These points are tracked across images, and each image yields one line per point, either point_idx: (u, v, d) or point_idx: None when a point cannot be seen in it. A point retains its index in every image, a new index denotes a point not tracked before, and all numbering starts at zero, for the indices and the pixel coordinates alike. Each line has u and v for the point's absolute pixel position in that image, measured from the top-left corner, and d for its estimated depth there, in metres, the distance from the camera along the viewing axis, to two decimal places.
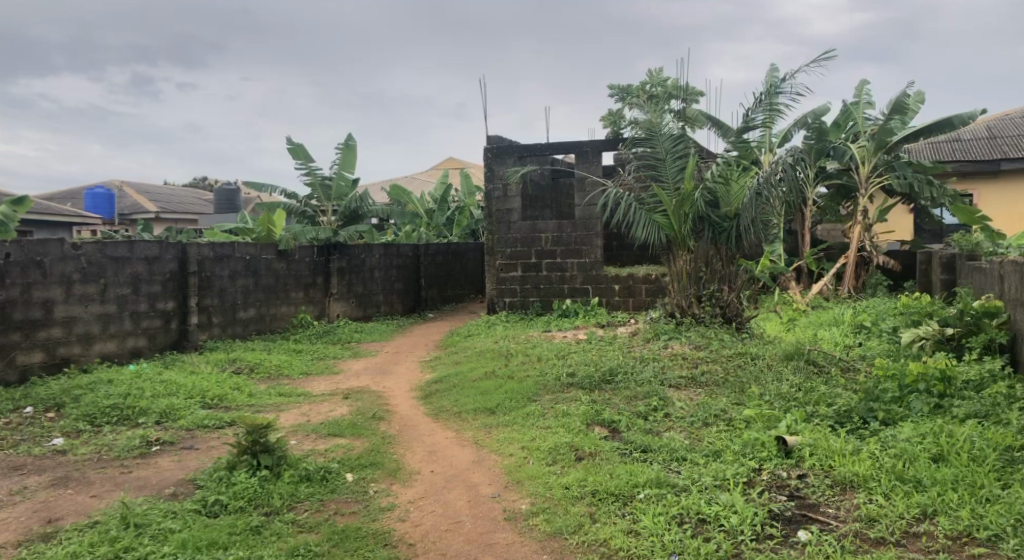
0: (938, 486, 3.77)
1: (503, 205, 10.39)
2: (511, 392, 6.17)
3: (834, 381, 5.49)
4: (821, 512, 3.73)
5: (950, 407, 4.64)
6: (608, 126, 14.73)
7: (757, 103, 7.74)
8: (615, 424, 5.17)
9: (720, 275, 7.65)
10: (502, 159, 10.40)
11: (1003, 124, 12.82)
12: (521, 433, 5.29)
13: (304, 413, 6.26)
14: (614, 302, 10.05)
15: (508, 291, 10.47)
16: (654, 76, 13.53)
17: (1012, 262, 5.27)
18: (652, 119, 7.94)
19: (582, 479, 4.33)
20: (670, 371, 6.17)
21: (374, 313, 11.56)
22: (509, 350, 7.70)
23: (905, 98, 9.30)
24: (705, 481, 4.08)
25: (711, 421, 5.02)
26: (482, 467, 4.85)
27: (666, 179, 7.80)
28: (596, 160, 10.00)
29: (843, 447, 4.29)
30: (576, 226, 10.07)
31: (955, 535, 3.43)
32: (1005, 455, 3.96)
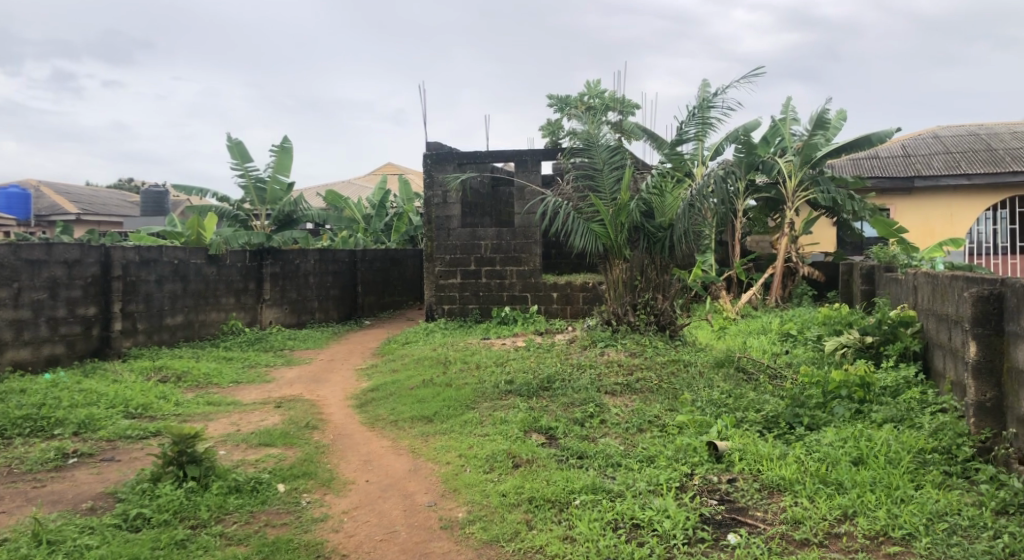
0: (858, 488, 3.94)
1: (443, 211, 10.40)
2: (448, 400, 6.16)
3: (762, 388, 5.67)
4: (749, 516, 3.85)
5: (869, 412, 4.85)
6: (547, 136, 14.88)
7: (689, 117, 7.96)
8: (551, 431, 5.22)
9: (654, 283, 7.81)
10: (442, 166, 10.44)
11: (917, 143, 13.55)
12: (458, 441, 5.28)
13: (234, 422, 6.10)
14: (552, 310, 10.15)
15: (446, 298, 10.42)
16: (593, 88, 13.74)
17: (924, 274, 5.56)
18: (590, 130, 8.06)
19: (518, 486, 4.35)
20: (606, 378, 6.27)
21: (308, 319, 11.35)
22: (447, 357, 7.68)
23: (828, 115, 9.67)
24: (639, 486, 4.16)
25: (646, 427, 5.12)
26: (418, 476, 4.82)
27: (603, 190, 7.89)
28: (536, 168, 10.08)
29: (770, 452, 4.44)
30: (515, 234, 10.13)
31: (873, 534, 3.58)
32: (919, 457, 4.16)
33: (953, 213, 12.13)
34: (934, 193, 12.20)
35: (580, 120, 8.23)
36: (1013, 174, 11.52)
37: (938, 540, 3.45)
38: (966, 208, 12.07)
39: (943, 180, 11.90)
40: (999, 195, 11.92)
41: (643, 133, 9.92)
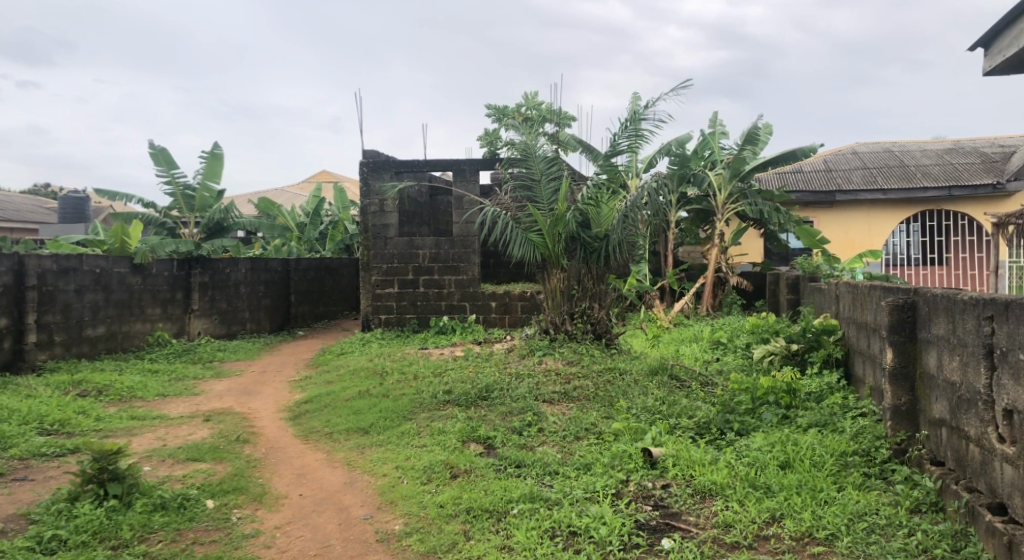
0: (785, 491, 4.08)
1: (379, 220, 10.30)
2: (385, 411, 6.09)
3: (694, 395, 5.81)
4: (682, 520, 3.93)
5: (795, 417, 5.04)
6: (484, 146, 14.93)
7: (622, 129, 8.13)
8: (489, 440, 5.23)
9: (590, 293, 7.88)
10: (379, 174, 10.37)
11: (837, 158, 14.16)
12: (394, 453, 5.22)
13: (159, 437, 5.88)
14: (490, 319, 10.16)
15: (383, 308, 10.31)
16: (530, 99, 13.87)
17: (845, 283, 5.81)
18: (527, 141, 8.14)
19: (456, 497, 4.34)
20: (543, 386, 6.32)
21: (238, 330, 11.03)
22: (384, 368, 7.59)
23: (756, 130, 10.05)
24: (576, 494, 4.20)
25: (583, 435, 5.18)
26: (354, 489, 4.74)
27: (541, 200, 7.98)
28: (473, 178, 10.11)
29: (702, 457, 4.56)
30: (454, 243, 10.12)
31: (799, 535, 3.71)
32: (841, 460, 4.34)
33: (871, 225, 12.71)
34: (853, 206, 12.76)
35: (518, 131, 8.29)
36: (925, 190, 12.17)
37: (857, 539, 3.60)
38: (883, 222, 12.67)
39: (862, 194, 12.47)
40: (912, 209, 12.57)
41: (579, 145, 10.06)
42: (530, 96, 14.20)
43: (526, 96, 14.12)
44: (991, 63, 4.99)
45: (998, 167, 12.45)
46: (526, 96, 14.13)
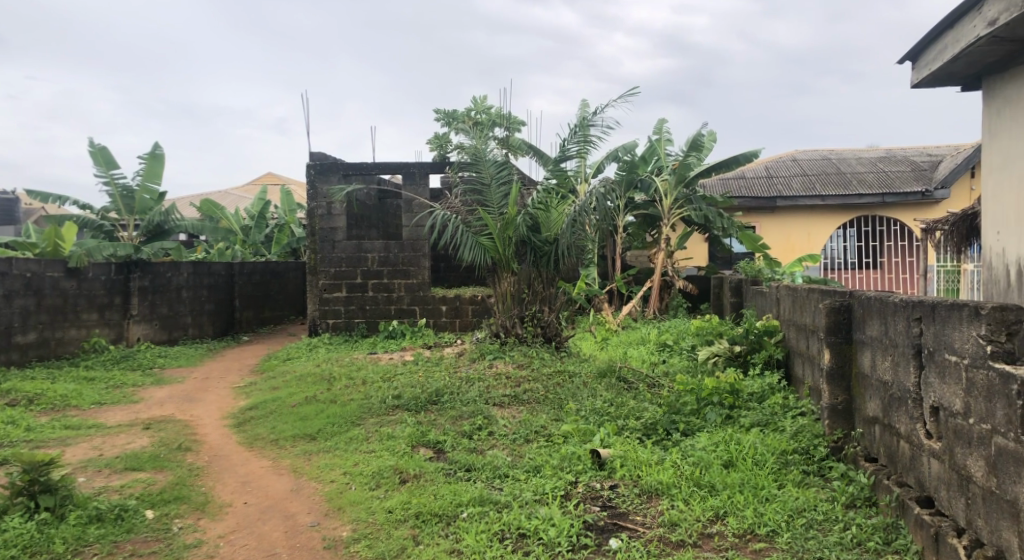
0: (728, 490, 4.18)
1: (327, 223, 10.20)
2: (333, 416, 6.02)
3: (641, 396, 5.91)
4: (630, 520, 4.00)
5: (738, 417, 5.16)
6: (433, 149, 14.91)
7: (571, 134, 8.22)
8: (439, 445, 5.22)
9: (541, 296, 7.95)
10: (326, 176, 10.26)
11: (778, 165, 14.59)
12: (343, 459, 5.17)
13: (95, 447, 5.68)
14: (440, 323, 10.12)
15: (331, 312, 10.21)
16: (479, 103, 13.90)
17: (786, 287, 6.00)
18: (477, 145, 8.15)
19: (405, 502, 4.32)
20: (494, 390, 6.33)
21: (180, 336, 10.73)
22: (331, 373, 7.50)
23: (700, 137, 10.28)
24: (526, 496, 4.23)
25: (533, 438, 5.22)
26: (300, 496, 4.67)
27: (491, 204, 8.01)
28: (423, 181, 10.08)
29: (649, 458, 4.64)
30: (403, 247, 10.07)
31: (741, 533, 3.81)
32: (781, 458, 4.47)
33: (810, 230, 13.12)
34: (793, 212, 13.15)
35: (468, 135, 8.29)
36: (860, 196, 12.63)
37: (797, 534, 3.71)
38: (821, 227, 13.09)
39: (801, 200, 12.86)
40: (848, 215, 13.03)
41: (528, 149, 10.13)
42: (479, 99, 14.24)
43: (475, 99, 14.18)
44: (919, 75, 5.24)
45: (927, 175, 13.01)
46: (475, 98, 14.19)
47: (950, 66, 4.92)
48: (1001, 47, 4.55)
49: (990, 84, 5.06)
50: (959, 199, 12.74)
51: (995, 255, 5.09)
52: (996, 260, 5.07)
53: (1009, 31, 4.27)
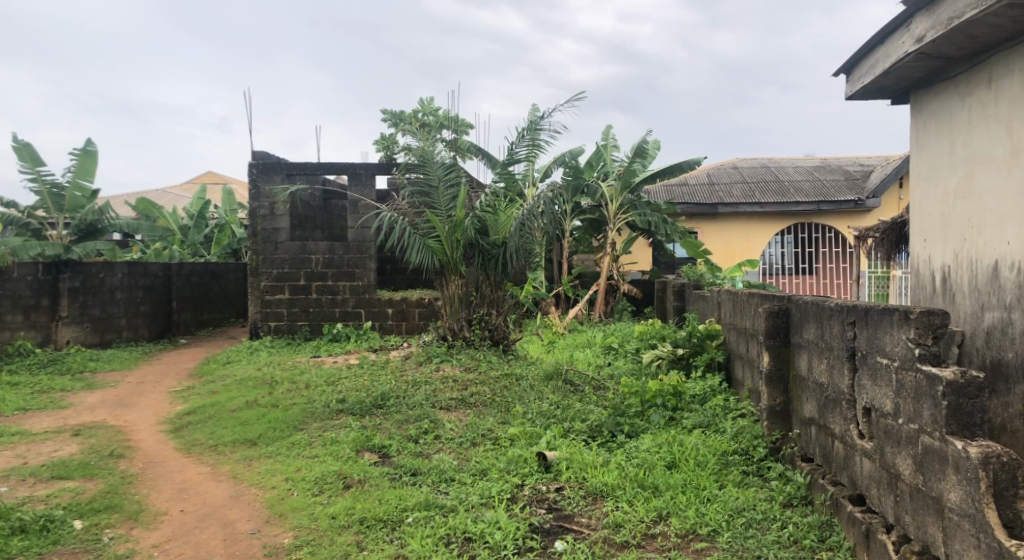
0: (671, 490, 4.26)
1: (270, 224, 9.99)
2: (274, 421, 5.90)
3: (587, 398, 5.97)
4: (575, 522, 4.03)
5: (681, 419, 5.26)
6: (380, 150, 14.76)
7: (519, 138, 8.25)
8: (385, 449, 5.17)
9: (488, 299, 7.97)
10: (269, 176, 10.07)
11: (720, 172, 14.92)
12: (284, 464, 5.06)
13: (19, 455, 5.44)
14: (386, 326, 10.00)
15: (273, 315, 10.01)
16: (426, 105, 13.83)
17: (727, 291, 6.13)
18: (424, 146, 8.04)
19: (349, 507, 4.26)
20: (440, 393, 6.31)
21: (113, 338, 10.35)
22: (273, 377, 7.34)
23: (645, 144, 10.43)
24: (471, 500, 4.21)
25: (479, 441, 5.21)
26: (240, 503, 4.56)
27: (438, 206, 7.95)
28: (370, 182, 9.98)
29: (594, 460, 4.68)
30: (349, 249, 9.91)
31: (684, 533, 3.88)
32: (722, 459, 4.58)
33: (750, 237, 13.46)
34: (734, 218, 13.47)
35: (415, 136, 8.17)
36: (797, 204, 13.03)
37: (737, 534, 3.79)
38: (760, 234, 13.46)
39: (741, 207, 13.17)
40: (786, 222, 13.43)
41: (476, 152, 10.11)
42: (426, 101, 14.16)
43: (423, 101, 14.09)
44: (852, 87, 5.44)
45: (859, 184, 13.51)
46: (423, 100, 14.10)
47: (881, 80, 5.13)
48: (927, 63, 4.75)
49: (917, 98, 5.29)
50: (889, 208, 13.28)
51: (921, 261, 5.32)
52: (923, 266, 5.29)
53: (935, 48, 4.47)
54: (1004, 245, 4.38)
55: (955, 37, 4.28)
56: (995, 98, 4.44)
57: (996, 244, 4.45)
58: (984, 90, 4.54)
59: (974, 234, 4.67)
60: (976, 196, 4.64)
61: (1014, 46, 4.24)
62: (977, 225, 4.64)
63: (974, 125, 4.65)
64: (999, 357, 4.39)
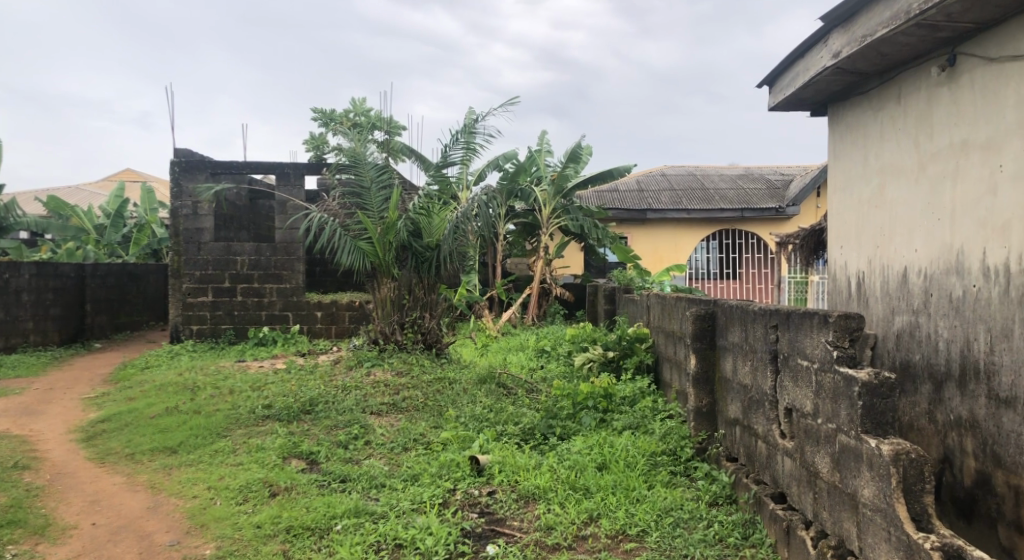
0: (601, 492, 4.31)
1: (192, 224, 9.66)
2: (197, 428, 5.69)
3: (520, 401, 5.98)
4: (507, 526, 4.03)
5: (611, 420, 5.34)
6: (309, 150, 14.47)
7: (453, 141, 8.22)
8: (313, 456, 5.05)
9: (421, 302, 7.89)
10: (192, 175, 9.72)
11: (648, 179, 15.22)
12: (207, 472, 4.88)
13: None
14: (315, 330, 9.79)
15: (195, 318, 9.67)
16: (358, 105, 13.62)
17: (655, 295, 6.26)
18: (356, 147, 7.94)
19: (275, 516, 4.14)
20: (371, 398, 6.22)
21: (19, 343, 9.79)
22: (196, 383, 7.08)
23: (578, 149, 10.54)
24: (403, 506, 4.16)
25: (411, 446, 5.16)
26: (157, 514, 4.37)
27: (370, 208, 7.85)
28: (298, 182, 9.74)
29: (527, 463, 4.70)
30: (276, 250, 9.67)
31: (614, 533, 3.93)
32: (651, 460, 4.66)
33: (677, 242, 13.79)
34: (662, 224, 13.76)
35: (347, 137, 8.06)
36: (722, 211, 13.42)
37: (665, 533, 3.86)
38: (687, 239, 13.81)
39: (669, 213, 13.47)
40: (711, 228, 13.82)
41: (410, 153, 10.01)
42: (359, 101, 13.96)
43: (355, 100, 13.89)
44: (775, 98, 5.64)
45: (780, 193, 14.03)
46: (355, 100, 13.90)
47: (801, 92, 5.33)
48: (843, 78, 4.98)
49: (834, 110, 5.52)
50: (807, 216, 13.84)
51: (838, 267, 5.56)
52: (839, 272, 5.53)
53: (850, 63, 4.68)
54: (912, 252, 4.61)
55: (868, 54, 4.50)
56: (905, 113, 4.67)
57: (905, 251, 4.69)
58: (894, 105, 4.77)
59: (885, 241, 4.91)
60: (888, 205, 4.88)
61: (922, 64, 4.47)
62: (888, 233, 4.88)
63: (885, 138, 4.88)
64: (907, 359, 4.63)
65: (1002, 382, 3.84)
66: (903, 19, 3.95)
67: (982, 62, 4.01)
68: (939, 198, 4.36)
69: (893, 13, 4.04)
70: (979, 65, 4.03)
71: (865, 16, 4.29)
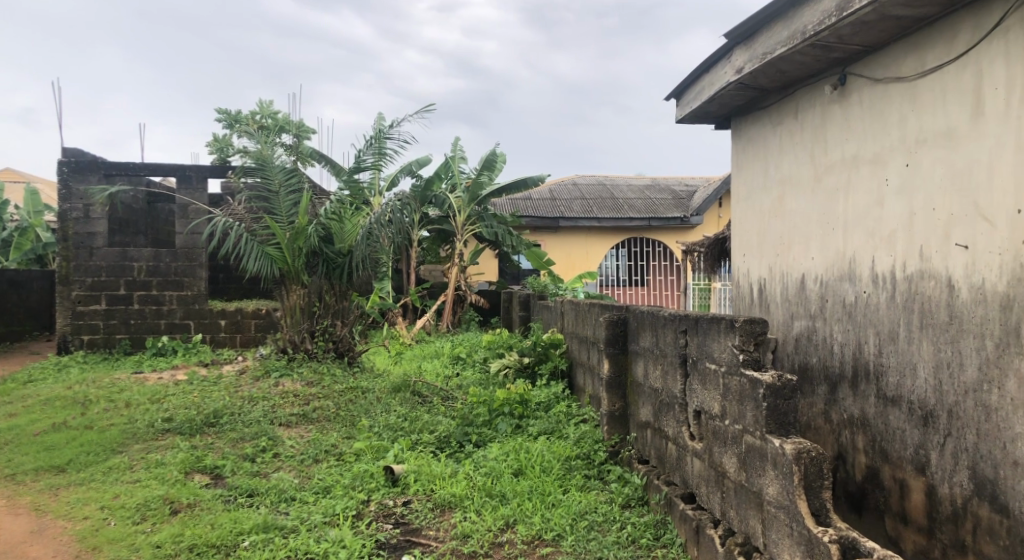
0: (518, 498, 4.31)
1: (84, 228, 9.08)
2: (88, 445, 5.33)
3: (435, 409, 5.92)
4: (422, 535, 3.96)
5: (526, 426, 5.35)
6: (212, 152, 13.90)
7: (366, 145, 8.09)
8: (218, 470, 4.82)
9: (333, 310, 7.63)
10: (83, 176, 9.14)
11: (560, 187, 15.44)
12: (99, 491, 4.57)
13: None
14: (218, 339, 9.38)
15: (86, 327, 9.09)
16: (265, 107, 13.18)
17: (568, 301, 6.34)
18: (263, 150, 7.68)
19: (177, 534, 3.92)
20: (280, 409, 6.01)
21: None
22: (87, 396, 6.64)
23: (492, 157, 10.61)
24: (314, 519, 4.03)
25: (323, 457, 5.02)
26: (43, 538, 4.05)
27: (279, 212, 7.61)
28: (201, 186, 9.33)
29: (442, 471, 4.64)
30: (176, 256, 9.24)
31: (530, 539, 3.93)
32: (566, 464, 4.70)
33: (588, 250, 14.05)
34: (573, 232, 13.98)
35: (253, 139, 7.79)
36: (631, 219, 13.76)
37: (580, 537, 3.89)
38: (597, 247, 14.09)
39: (581, 221, 13.67)
40: (620, 236, 14.14)
41: (320, 158, 9.78)
42: (266, 102, 13.54)
43: (261, 102, 13.47)
44: (682, 111, 5.84)
45: (685, 203, 14.54)
46: (262, 101, 13.48)
47: (706, 106, 5.54)
48: (746, 93, 5.20)
49: (737, 125, 5.77)
50: (710, 225, 14.42)
51: (740, 274, 5.79)
52: (742, 278, 5.76)
53: (752, 80, 4.89)
54: (809, 260, 4.85)
55: (768, 71, 4.72)
56: (801, 128, 4.92)
57: (802, 258, 4.93)
58: (792, 120, 5.02)
59: (785, 249, 5.14)
60: (787, 215, 5.12)
61: (816, 83, 4.72)
62: (787, 242, 5.12)
63: (784, 151, 5.13)
64: (805, 362, 4.86)
65: (890, 382, 4.09)
66: (800, 39, 4.16)
67: (869, 83, 4.27)
68: (834, 209, 4.60)
69: (790, 32, 4.25)
70: (867, 85, 4.29)
71: (766, 35, 4.50)
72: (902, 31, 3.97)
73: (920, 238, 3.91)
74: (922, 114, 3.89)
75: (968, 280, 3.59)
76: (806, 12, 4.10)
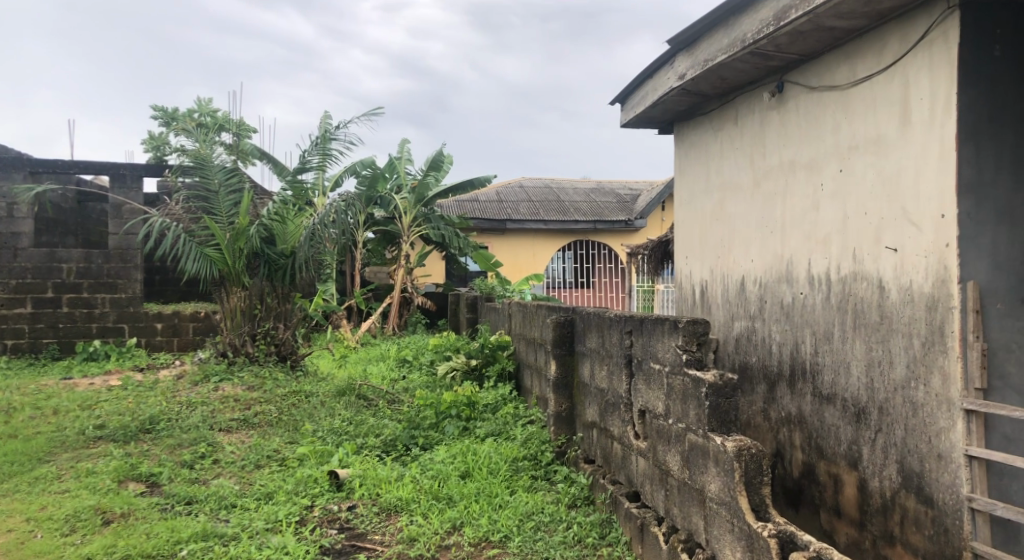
0: (465, 500, 4.30)
1: (8, 227, 8.67)
2: (12, 454, 5.08)
3: (381, 413, 5.86)
4: (368, 540, 3.91)
5: (474, 428, 5.34)
6: (147, 150, 13.45)
7: (311, 145, 7.96)
8: (154, 478, 4.66)
9: (275, 313, 7.50)
10: (7, 173, 8.70)
11: (506, 190, 15.47)
12: (25, 503, 4.36)
13: None
14: (154, 343, 9.10)
15: (10, 332, 8.68)
16: (204, 105, 12.83)
17: (515, 303, 6.35)
18: (201, 149, 7.48)
19: (109, 545, 3.77)
20: (219, 414, 5.86)
21: None
22: (11, 403, 6.34)
23: (439, 158, 10.58)
24: (256, 525, 3.94)
25: (264, 463, 4.91)
26: None
27: (219, 213, 7.44)
28: (136, 185, 9.02)
29: (388, 475, 4.59)
30: (109, 258, 8.92)
31: (477, 541, 3.92)
32: (513, 465, 4.71)
33: (534, 252, 14.11)
34: (519, 235, 14.03)
35: (191, 137, 7.58)
36: (577, 222, 13.88)
37: (527, 538, 3.89)
38: (543, 250, 14.16)
39: (527, 224, 13.73)
40: (566, 239, 14.25)
41: (261, 157, 9.57)
42: (204, 101, 13.16)
43: (200, 99, 13.08)
44: (627, 115, 5.92)
45: (629, 206, 14.75)
46: (200, 99, 13.10)
47: (650, 111, 5.62)
48: (688, 99, 5.30)
49: (680, 130, 5.88)
50: (653, 228, 14.66)
51: (683, 276, 5.90)
52: (685, 280, 5.87)
53: (694, 85, 4.99)
54: (749, 262, 4.98)
55: (709, 77, 4.82)
56: (741, 133, 5.05)
57: (742, 261, 5.05)
58: (732, 126, 5.14)
59: (726, 252, 5.26)
60: (727, 219, 5.24)
61: (755, 90, 4.85)
62: (728, 245, 5.24)
63: (725, 157, 5.25)
64: (745, 361, 4.98)
65: (825, 381, 4.22)
66: (740, 47, 4.26)
67: (805, 91, 4.41)
68: (772, 213, 4.73)
69: (730, 40, 4.35)
70: (803, 93, 4.42)
71: (707, 42, 4.60)
72: (835, 41, 4.11)
73: (853, 240, 4.04)
74: (855, 121, 4.03)
75: (897, 281, 3.73)
76: (746, 21, 4.20)
